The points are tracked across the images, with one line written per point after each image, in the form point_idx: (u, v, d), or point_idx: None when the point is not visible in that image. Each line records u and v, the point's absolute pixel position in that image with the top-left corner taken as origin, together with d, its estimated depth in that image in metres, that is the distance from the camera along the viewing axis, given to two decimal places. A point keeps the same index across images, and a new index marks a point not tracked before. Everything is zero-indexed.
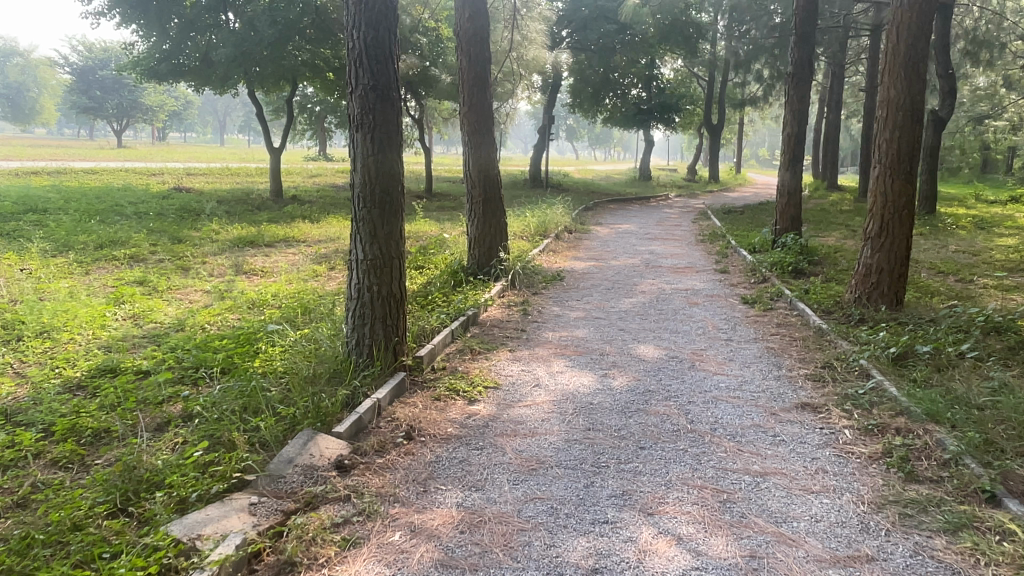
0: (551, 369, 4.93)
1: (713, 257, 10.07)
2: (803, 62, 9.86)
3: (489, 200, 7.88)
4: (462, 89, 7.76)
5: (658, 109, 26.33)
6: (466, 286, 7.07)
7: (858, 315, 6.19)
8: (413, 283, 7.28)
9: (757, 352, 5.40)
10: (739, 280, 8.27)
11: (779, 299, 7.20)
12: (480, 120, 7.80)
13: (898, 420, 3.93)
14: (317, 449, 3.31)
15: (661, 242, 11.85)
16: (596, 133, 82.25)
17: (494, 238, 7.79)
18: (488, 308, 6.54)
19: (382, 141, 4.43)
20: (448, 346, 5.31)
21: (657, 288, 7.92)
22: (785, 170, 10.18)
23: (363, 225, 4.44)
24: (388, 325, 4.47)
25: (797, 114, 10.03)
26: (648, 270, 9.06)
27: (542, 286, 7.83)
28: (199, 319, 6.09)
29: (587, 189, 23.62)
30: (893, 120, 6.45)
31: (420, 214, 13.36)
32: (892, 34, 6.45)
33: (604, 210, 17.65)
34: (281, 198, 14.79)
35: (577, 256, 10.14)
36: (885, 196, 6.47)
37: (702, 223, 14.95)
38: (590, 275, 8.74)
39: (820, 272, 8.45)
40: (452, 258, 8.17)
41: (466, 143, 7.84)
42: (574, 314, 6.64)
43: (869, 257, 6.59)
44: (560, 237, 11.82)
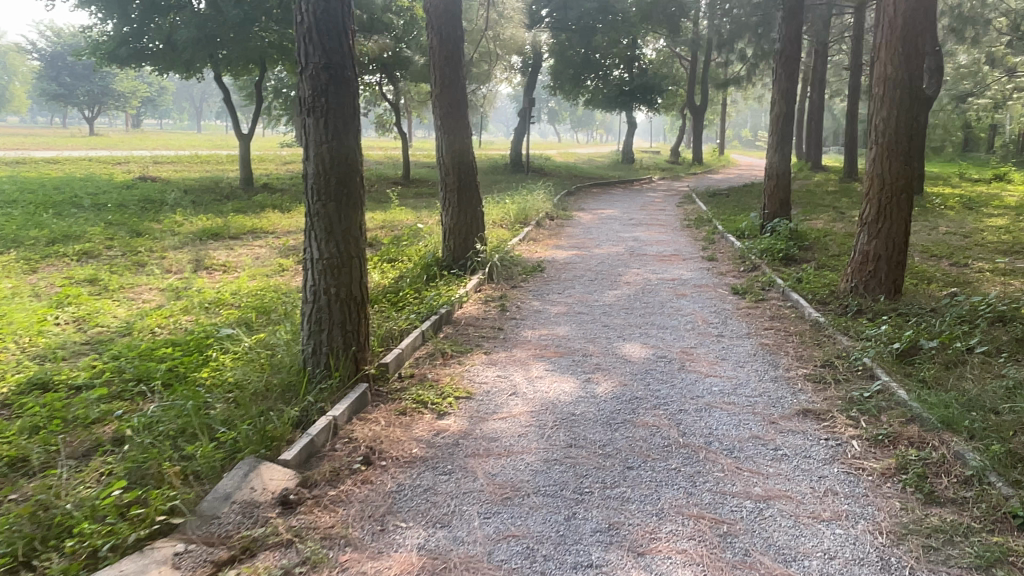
0: (530, 373, 4.53)
1: (700, 244, 9.72)
2: (791, 39, 9.46)
3: (464, 188, 7.42)
4: (434, 70, 7.27)
5: (640, 90, 25.90)
6: (440, 281, 6.64)
7: (855, 306, 5.83)
8: (384, 278, 6.84)
9: (751, 350, 5.03)
10: (727, 268, 7.92)
11: (770, 289, 6.84)
12: (453, 102, 7.31)
13: (910, 429, 3.56)
14: (259, 482, 2.89)
15: (645, 228, 11.47)
16: (579, 115, 81.64)
17: (470, 229, 7.35)
18: (463, 304, 6.11)
19: (337, 126, 3.97)
20: (418, 350, 4.88)
21: (643, 278, 7.54)
22: (772, 151, 9.80)
23: (318, 220, 3.99)
24: (347, 330, 4.03)
25: (785, 93, 9.63)
26: (633, 259, 8.67)
27: (522, 278, 7.41)
28: (149, 322, 5.62)
29: (569, 173, 23.19)
30: (890, 97, 6.07)
31: (396, 201, 12.89)
32: (888, 7, 6.06)
33: (587, 194, 17.24)
34: (251, 186, 14.24)
35: (558, 244, 9.74)
36: (883, 179, 6.10)
37: (686, 207, 14.59)
38: (572, 264, 8.34)
39: (811, 259, 8.10)
40: (426, 249, 7.72)
41: (439, 127, 7.36)
42: (555, 309, 6.24)
43: (865, 244, 6.22)
44: (541, 224, 11.40)
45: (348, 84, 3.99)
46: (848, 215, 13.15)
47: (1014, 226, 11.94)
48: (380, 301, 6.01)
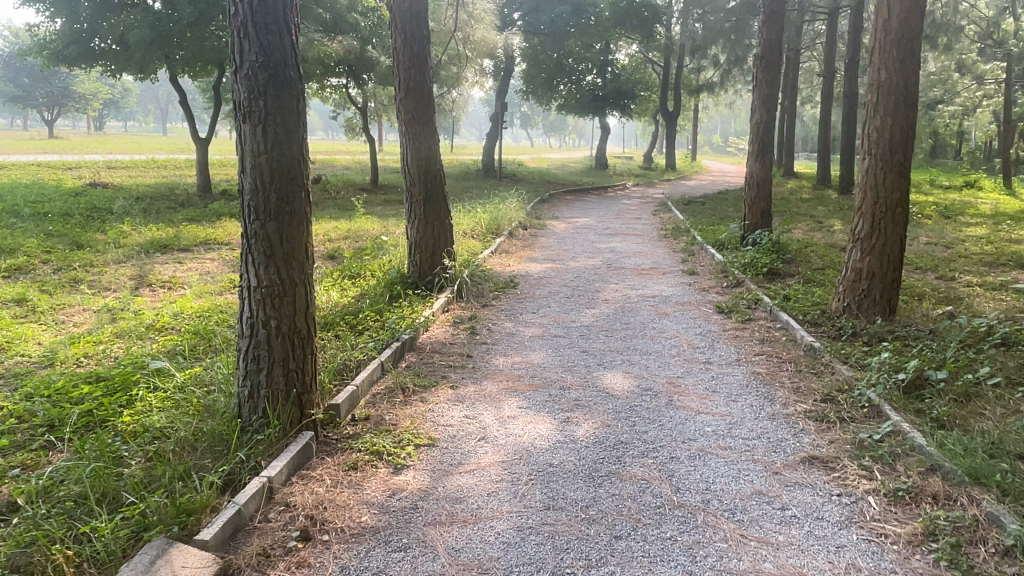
0: (501, 411, 4.04)
1: (679, 256, 9.33)
2: (773, 43, 9.13)
3: (431, 198, 6.90)
4: (398, 72, 6.74)
5: (614, 95, 25.57)
6: (404, 300, 6.11)
7: (849, 329, 5.44)
8: (343, 297, 6.31)
9: (743, 381, 4.58)
10: (710, 283, 7.51)
11: (757, 308, 6.43)
12: (419, 107, 6.78)
13: (933, 482, 3.14)
14: (168, 572, 2.35)
15: (622, 238, 11.05)
16: (551, 119, 81.52)
17: (437, 242, 6.83)
18: (429, 327, 5.58)
19: (277, 133, 3.44)
20: (376, 385, 4.34)
21: (621, 294, 7.09)
22: (753, 160, 9.43)
23: (256, 241, 3.46)
24: (290, 368, 3.51)
25: (766, 100, 9.27)
26: (610, 273, 8.23)
27: (492, 296, 6.91)
28: (74, 352, 4.99)
29: (543, 179, 22.81)
30: (885, 105, 5.70)
31: (361, 209, 12.33)
32: (881, 9, 5.70)
33: (561, 202, 16.81)
34: (209, 193, 13.57)
35: (532, 256, 9.26)
36: (877, 191, 5.72)
37: (662, 215, 14.23)
38: (546, 279, 7.87)
39: (797, 273, 7.73)
40: (390, 264, 7.18)
41: (404, 133, 6.82)
42: (529, 331, 5.76)
43: (858, 261, 5.84)
44: (514, 234, 10.92)
45: (290, 86, 3.46)
46: (827, 225, 12.91)
47: (993, 236, 11.77)
48: (336, 325, 5.46)
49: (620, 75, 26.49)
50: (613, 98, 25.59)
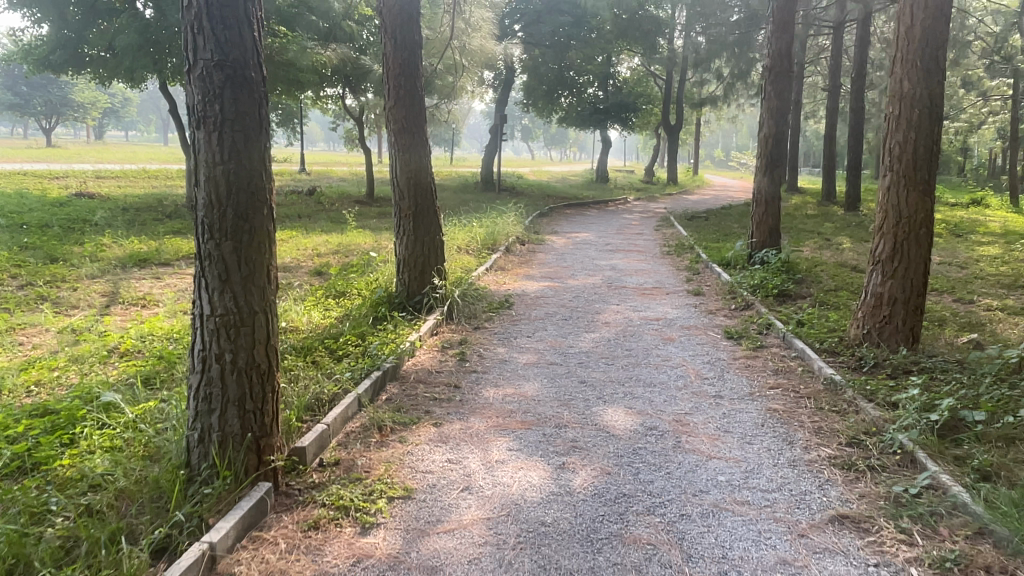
0: (489, 453, 3.60)
1: (683, 275, 8.91)
2: (783, 54, 8.77)
3: (421, 213, 6.47)
4: (388, 80, 6.34)
5: (615, 108, 25.30)
6: (389, 323, 5.68)
7: (871, 360, 5.02)
8: (326, 319, 5.91)
9: (758, 419, 4.15)
10: (717, 305, 7.09)
11: (768, 334, 6.01)
12: (409, 115, 6.38)
13: (986, 552, 2.70)
14: None
15: (623, 255, 10.63)
16: (553, 132, 81.48)
17: (426, 261, 6.40)
18: (415, 353, 5.15)
19: (236, 139, 3.03)
20: (351, 422, 3.92)
21: (623, 317, 6.66)
22: (760, 176, 9.05)
23: (209, 264, 3.03)
24: (246, 408, 3.08)
25: (775, 113, 8.89)
26: (611, 293, 7.80)
27: (485, 317, 6.48)
28: (24, 379, 4.54)
29: (542, 192, 22.44)
30: (908, 118, 5.31)
31: (353, 223, 11.95)
32: (904, 16, 5.34)
33: (561, 216, 16.43)
34: None
35: (529, 273, 8.84)
36: (898, 212, 5.33)
37: (665, 231, 13.82)
38: (543, 299, 7.45)
39: (808, 295, 7.32)
40: (377, 283, 6.76)
41: (392, 143, 6.42)
42: (523, 358, 5.34)
43: (878, 285, 5.42)
44: (511, 250, 10.51)
45: (251, 88, 3.05)
46: (835, 242, 12.53)
47: (1007, 255, 11.40)
48: (315, 352, 5.05)
49: (621, 87, 26.22)
50: (614, 111, 25.42)
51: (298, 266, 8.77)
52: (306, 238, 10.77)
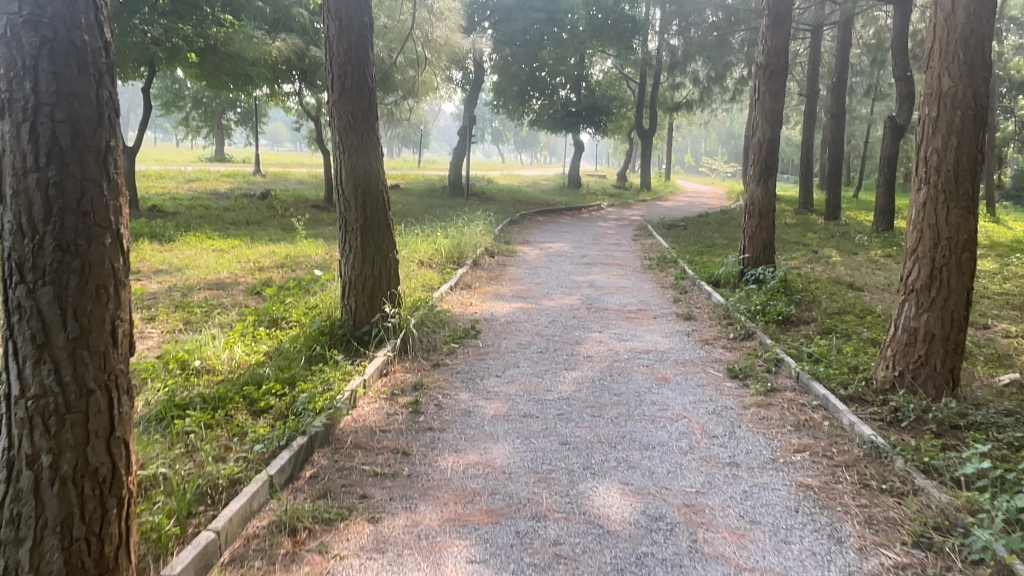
0: (442, 570, 2.61)
1: (668, 294, 8.04)
2: (778, 51, 7.96)
3: (372, 226, 5.43)
4: (331, 68, 5.32)
5: (587, 111, 24.35)
6: (328, 362, 4.68)
7: (912, 414, 4.15)
8: (251, 357, 4.92)
9: (791, 502, 3.24)
10: (713, 333, 6.20)
11: (779, 373, 5.11)
12: (357, 110, 5.35)
13: None
14: None
15: (601, 269, 9.73)
16: (523, 136, 80.77)
17: (376, 284, 5.39)
18: (355, 406, 4.15)
19: (58, 131, 2.00)
20: (256, 520, 2.91)
21: (606, 349, 5.71)
22: (754, 184, 8.17)
23: (21, 321, 2.03)
24: (73, 535, 2.08)
25: (770, 115, 8.04)
26: (590, 316, 6.86)
27: (447, 350, 5.48)
28: None
29: (512, 198, 21.55)
30: (948, 122, 4.45)
31: (304, 233, 10.86)
32: (943, 1, 4.49)
33: (532, 224, 15.54)
34: (134, 209, 12.02)
35: (499, 292, 7.88)
36: (936, 233, 4.48)
37: (643, 241, 12.99)
38: (514, 324, 6.47)
39: (814, 323, 6.47)
40: (319, 309, 5.73)
41: (337, 143, 5.39)
42: (491, 407, 4.35)
43: (912, 319, 4.57)
44: (479, 264, 9.51)
45: (82, 56, 2.03)
46: (823, 255, 11.82)
47: (1006, 270, 10.77)
48: (228, 408, 4.05)
49: (594, 89, 25.52)
50: (586, 114, 24.42)
51: (234, 283, 7.69)
52: (250, 248, 9.68)
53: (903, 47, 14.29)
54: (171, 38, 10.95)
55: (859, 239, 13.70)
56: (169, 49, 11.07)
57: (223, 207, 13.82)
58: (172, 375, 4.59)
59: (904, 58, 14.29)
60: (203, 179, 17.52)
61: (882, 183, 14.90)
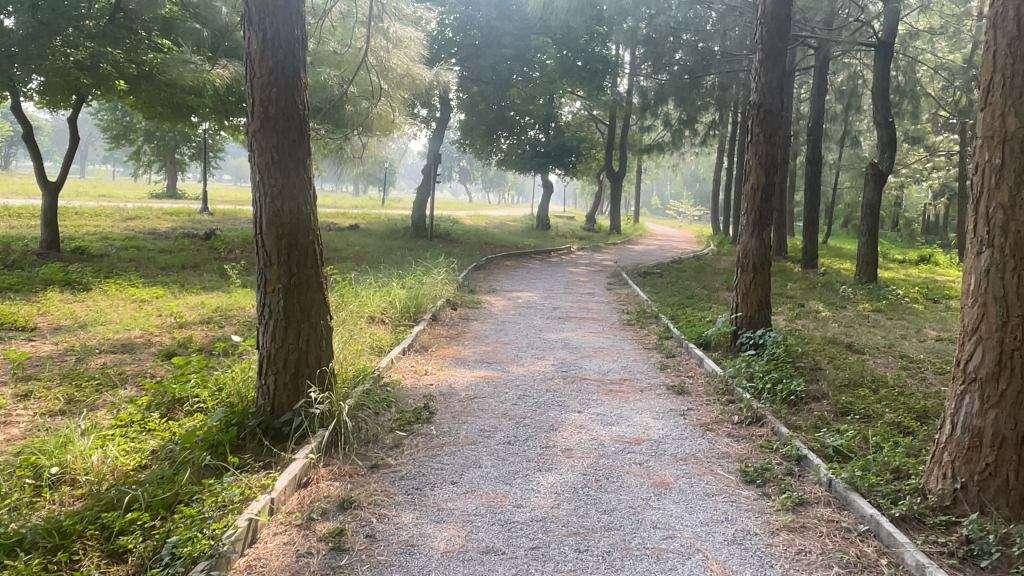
0: None
1: (652, 359, 7.08)
2: (773, 89, 7.17)
3: (299, 284, 4.32)
4: (252, 92, 4.31)
5: (557, 152, 24.44)
6: (227, 475, 3.55)
7: (994, 551, 3.17)
8: (131, 462, 3.77)
9: None
10: (713, 414, 5.20)
11: (805, 477, 4.12)
12: (284, 140, 4.32)
13: None
14: None
15: (575, 325, 8.75)
16: (491, 175, 80.47)
17: (301, 360, 4.30)
18: (250, 548, 3.03)
19: None
20: None
21: (589, 438, 4.66)
22: (746, 234, 7.29)
23: None
24: None
25: (765, 159, 7.22)
26: (567, 388, 5.83)
27: (391, 443, 4.38)
28: None
29: (478, 239, 20.67)
30: (1017, 171, 3.54)
31: (241, 281, 9.73)
32: (1007, 19, 3.58)
33: (499, 268, 14.59)
34: (55, 251, 10.85)
35: (459, 355, 6.83)
36: (1006, 311, 3.54)
37: (618, 290, 12.10)
38: (477, 401, 5.39)
39: (828, 403, 5.52)
40: (229, 388, 4.57)
41: (258, 183, 4.32)
42: (442, 539, 3.25)
43: (976, 419, 3.63)
44: (438, 319, 8.46)
45: None
46: (811, 308, 11.03)
47: None
48: (73, 550, 2.90)
49: (562, 130, 25.02)
50: (555, 155, 24.53)
51: (146, 345, 6.52)
52: (176, 299, 8.55)
53: (884, 92, 13.83)
54: (99, 62, 9.80)
55: (843, 290, 13.04)
56: (96, 75, 9.88)
57: (160, 248, 12.62)
58: (14, 490, 3.42)
59: (885, 104, 13.82)
60: (143, 216, 16.27)
61: (865, 231, 14.31)
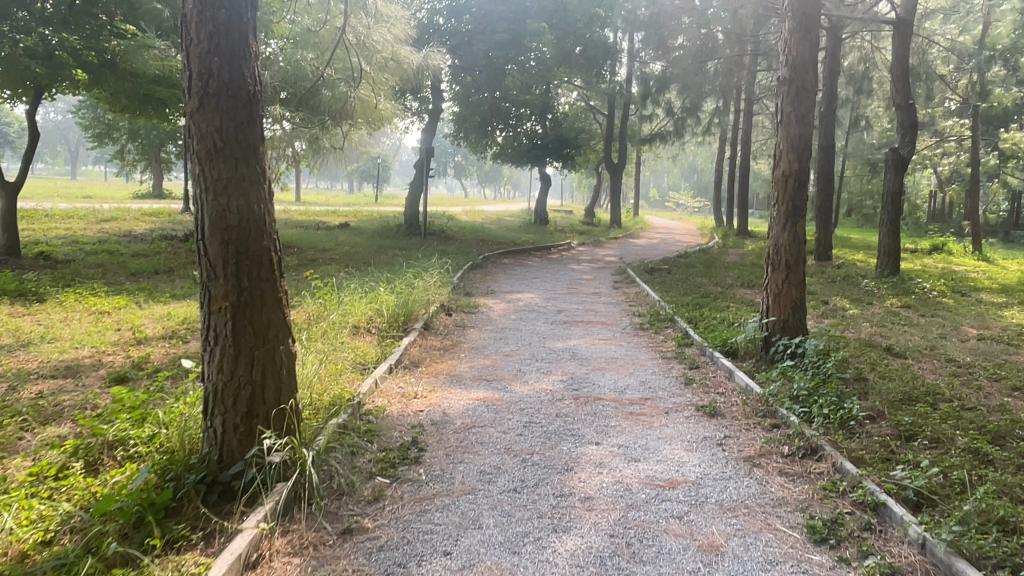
0: None
1: (674, 371, 6.25)
2: (805, 63, 6.35)
3: (251, 303, 3.45)
4: (189, 62, 3.43)
5: (555, 143, 23.58)
6: (149, 559, 2.70)
7: None
8: (30, 537, 2.91)
9: None
10: (758, 444, 4.37)
11: (888, 532, 3.29)
12: (229, 123, 3.44)
13: None
14: None
15: (583, 330, 7.93)
16: (487, 170, 79.56)
17: (254, 397, 3.46)
18: None
19: None
20: None
21: (612, 480, 3.81)
22: (777, 227, 6.46)
23: None
24: None
25: (798, 141, 6.36)
26: (580, 412, 4.99)
27: (370, 495, 3.54)
28: None
29: (475, 236, 19.84)
30: None
31: None
32: None
33: (498, 267, 13.75)
34: (15, 256, 10.03)
35: (455, 371, 5.99)
36: None
37: (626, 289, 11.28)
38: (476, 431, 4.55)
39: (889, 429, 4.68)
40: (169, 431, 3.71)
41: (197, 177, 3.44)
42: None
43: None
44: (431, 328, 7.63)
45: None
46: (836, 306, 10.21)
47: None
48: None
49: (560, 121, 24.19)
50: (553, 146, 23.68)
51: (94, 368, 5.68)
52: (140, 309, 7.72)
53: (905, 72, 13.00)
54: (53, 51, 9.08)
55: (865, 285, 12.22)
56: (51, 64, 9.13)
57: (134, 251, 11.77)
58: None
59: (905, 84, 12.97)
60: (119, 218, 15.43)
61: (885, 221, 13.51)
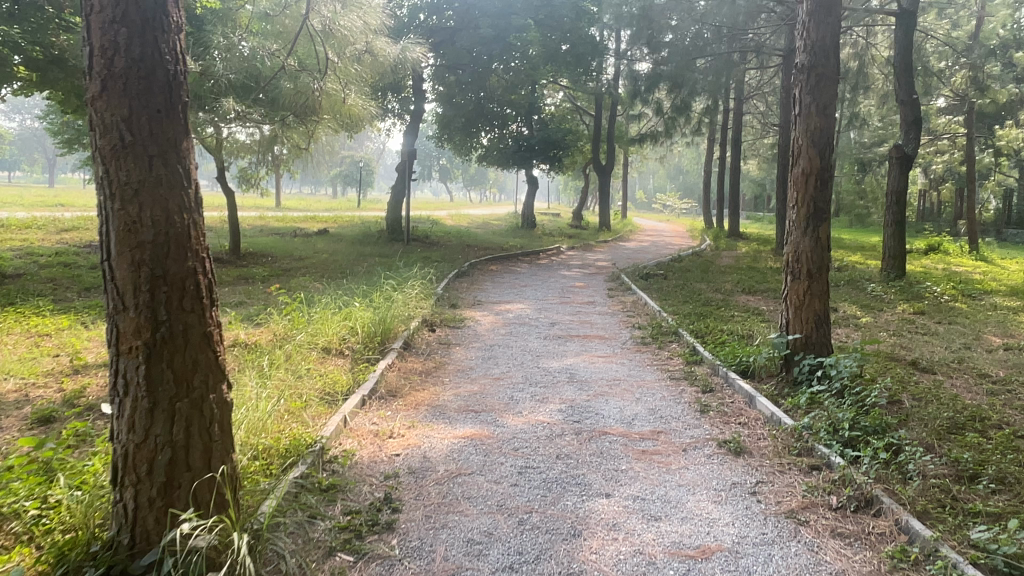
0: None
1: (685, 395, 5.53)
2: (828, 48, 5.66)
3: (169, 342, 2.70)
4: (88, 34, 2.64)
5: (541, 144, 22.88)
6: None
7: None
8: None
9: None
10: (799, 494, 3.66)
11: None
12: (139, 109, 2.65)
13: None
14: None
15: (579, 346, 7.23)
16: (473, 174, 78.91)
17: (174, 462, 2.72)
18: None
19: None
20: None
21: (630, 549, 3.09)
22: (797, 232, 5.77)
23: None
24: None
25: (820, 135, 5.67)
26: (585, 452, 4.26)
27: None
28: None
29: (460, 241, 19.13)
30: None
31: None
32: None
33: (484, 274, 13.04)
34: None
35: (439, 401, 5.25)
36: None
37: (622, 297, 10.60)
38: (462, 481, 3.80)
39: (946, 469, 3.98)
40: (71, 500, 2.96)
41: (100, 181, 2.67)
42: None
43: None
44: (411, 347, 6.88)
45: None
46: (846, 313, 9.58)
47: None
48: None
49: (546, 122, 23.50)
50: (539, 148, 22.97)
51: (15, 406, 4.86)
52: (87, 330, 6.92)
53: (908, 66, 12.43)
54: None
55: (872, 290, 11.60)
56: None
57: (92, 263, 10.94)
58: None
59: (909, 80, 12.39)
60: (82, 227, 14.60)
61: (889, 221, 12.90)
